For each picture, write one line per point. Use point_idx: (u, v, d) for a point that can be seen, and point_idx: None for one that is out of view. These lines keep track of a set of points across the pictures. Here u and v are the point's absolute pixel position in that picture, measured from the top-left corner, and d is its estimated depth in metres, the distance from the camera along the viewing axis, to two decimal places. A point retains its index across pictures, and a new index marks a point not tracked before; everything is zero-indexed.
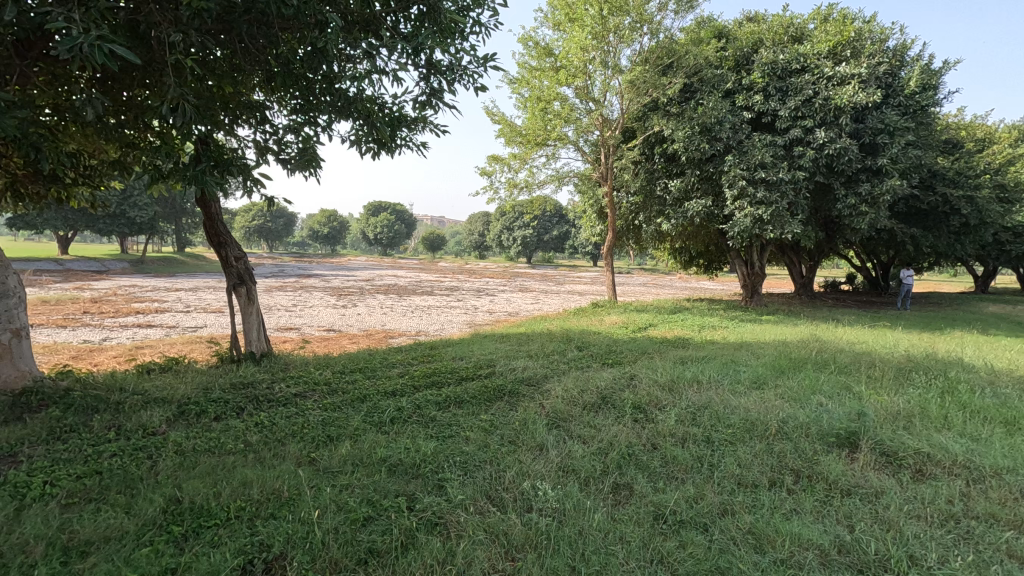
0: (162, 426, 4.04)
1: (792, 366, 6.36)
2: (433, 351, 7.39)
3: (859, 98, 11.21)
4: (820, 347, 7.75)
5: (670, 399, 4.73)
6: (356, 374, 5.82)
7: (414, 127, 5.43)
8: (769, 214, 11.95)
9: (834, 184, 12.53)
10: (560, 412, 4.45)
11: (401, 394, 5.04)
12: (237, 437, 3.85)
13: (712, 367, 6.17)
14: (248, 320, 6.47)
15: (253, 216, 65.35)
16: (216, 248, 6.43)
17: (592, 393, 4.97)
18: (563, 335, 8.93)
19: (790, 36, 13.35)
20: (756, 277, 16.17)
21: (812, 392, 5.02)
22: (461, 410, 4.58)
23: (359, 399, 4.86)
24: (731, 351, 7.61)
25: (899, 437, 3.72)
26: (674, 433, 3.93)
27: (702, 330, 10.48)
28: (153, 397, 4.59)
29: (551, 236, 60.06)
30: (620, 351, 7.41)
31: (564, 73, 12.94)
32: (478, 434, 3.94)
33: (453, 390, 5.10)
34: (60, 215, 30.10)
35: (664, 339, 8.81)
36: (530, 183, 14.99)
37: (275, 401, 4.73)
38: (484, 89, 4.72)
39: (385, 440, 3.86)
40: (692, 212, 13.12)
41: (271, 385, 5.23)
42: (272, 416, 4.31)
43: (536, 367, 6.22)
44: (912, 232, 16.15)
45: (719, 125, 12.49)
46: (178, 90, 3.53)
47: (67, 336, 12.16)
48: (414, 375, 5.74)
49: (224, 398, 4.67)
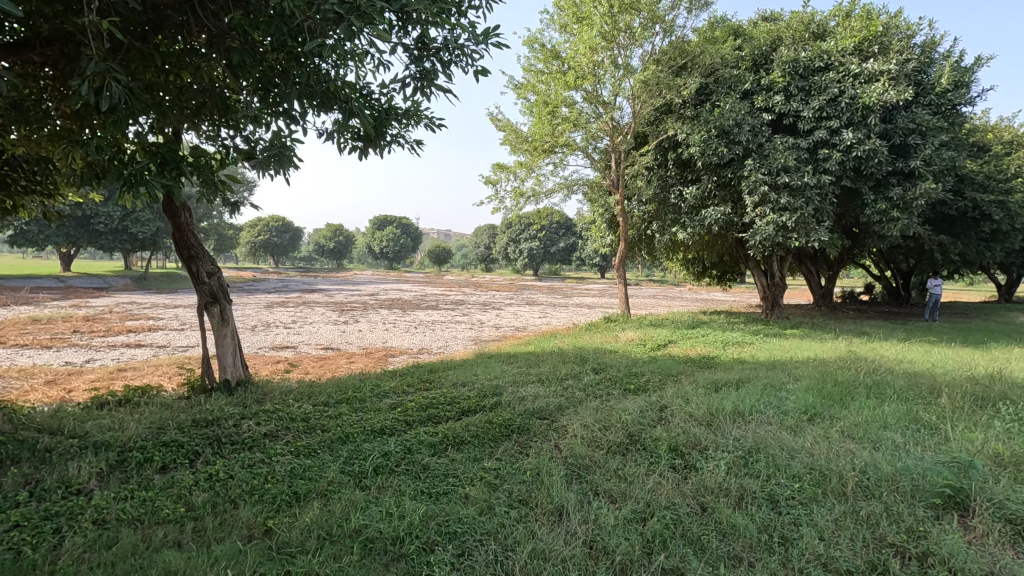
0: (91, 482, 3.28)
1: (842, 392, 5.53)
2: (432, 375, 6.61)
3: (889, 96, 10.45)
4: (864, 367, 6.91)
5: (711, 438, 3.93)
6: (341, 406, 5.03)
7: (406, 123, 4.77)
8: (793, 220, 11.15)
9: (863, 188, 11.73)
10: (581, 458, 3.65)
11: (391, 433, 4.26)
12: (179, 498, 3.09)
13: (751, 394, 5.34)
14: (222, 344, 5.71)
15: (260, 231, 65.32)
16: (187, 263, 5.69)
17: (615, 431, 4.19)
18: (576, 355, 8.14)
19: (811, 33, 12.56)
20: (777, 288, 15.30)
21: (882, 429, 4.19)
22: (461, 454, 3.80)
23: (339, 441, 4.08)
24: (764, 372, 6.79)
25: (1022, 495, 2.89)
26: (724, 487, 3.14)
27: (725, 347, 9.64)
28: (94, 440, 3.82)
29: (558, 247, 59.14)
30: (641, 373, 6.62)
31: (573, 75, 12.29)
32: (480, 491, 3.16)
33: (451, 428, 4.30)
34: (61, 232, 29.52)
35: (687, 359, 7.97)
36: (537, 192, 14.28)
37: (239, 444, 3.97)
38: (485, 71, 4.02)
39: (363, 500, 3.09)
40: (710, 220, 12.34)
41: (238, 423, 4.45)
42: (231, 467, 3.54)
43: (548, 395, 5.43)
44: (941, 240, 15.28)
45: (738, 127, 11.74)
46: (104, 65, 2.87)
47: (50, 357, 11.51)
48: (408, 407, 4.94)
49: (178, 441, 3.89)
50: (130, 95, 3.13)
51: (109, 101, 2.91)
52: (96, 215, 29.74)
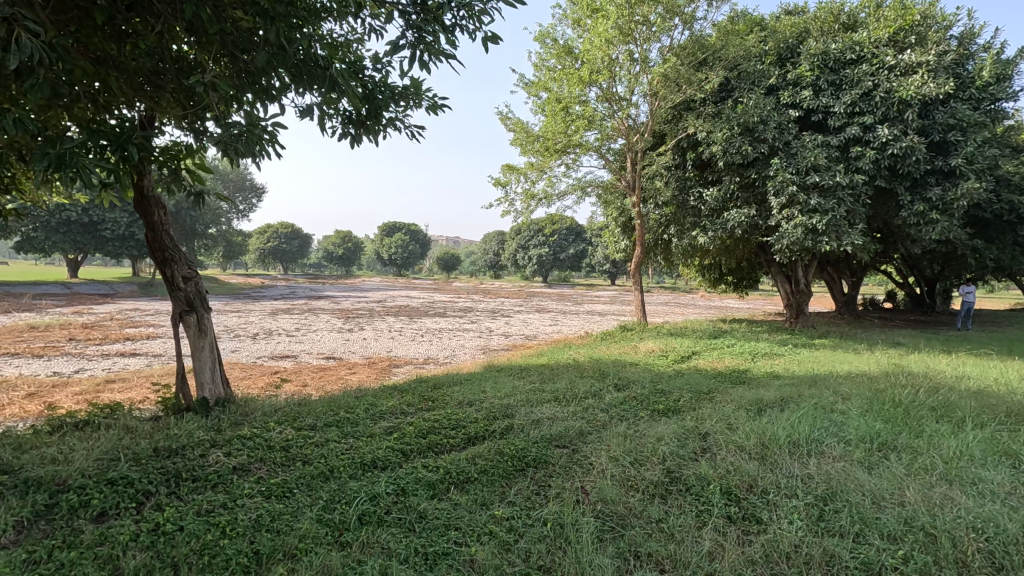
0: (8, 535, 2.64)
1: (905, 414, 4.78)
2: (435, 392, 5.94)
3: (928, 89, 9.70)
4: (918, 382, 6.15)
5: (768, 477, 3.22)
6: (331, 430, 4.38)
7: (404, 104, 4.20)
8: (825, 223, 10.38)
9: (898, 188, 10.98)
10: (612, 505, 2.96)
11: (383, 467, 3.60)
12: (108, 562, 2.44)
13: (800, 417, 4.64)
14: (199, 358, 5.07)
15: (268, 238, 65.19)
16: (161, 267, 5.06)
17: (651, 466, 3.49)
18: (594, 368, 7.44)
19: (841, 25, 11.81)
20: (802, 295, 14.48)
21: (974, 466, 3.45)
22: (466, 497, 3.13)
23: (322, 477, 3.42)
24: (807, 389, 6.05)
25: None
26: (802, 550, 2.45)
27: (755, 358, 8.89)
28: (26, 478, 3.18)
29: (568, 253, 58.51)
30: (669, 390, 5.92)
31: (587, 70, 11.66)
32: (488, 552, 2.50)
33: (453, 460, 3.62)
34: (67, 237, 28.92)
35: (717, 373, 7.21)
36: (549, 194, 13.63)
37: (201, 480, 3.32)
38: (493, 36, 3.42)
39: (340, 565, 2.42)
40: (733, 223, 11.65)
41: (205, 452, 3.79)
42: (183, 515, 2.88)
43: (567, 418, 4.75)
44: (974, 245, 14.43)
45: (763, 125, 11.04)
46: (10, 9, 2.28)
47: (38, 367, 10.94)
48: (406, 432, 4.27)
49: (127, 477, 3.25)
50: (50, 52, 2.53)
51: (18, 54, 2.32)
52: (102, 220, 29.44)
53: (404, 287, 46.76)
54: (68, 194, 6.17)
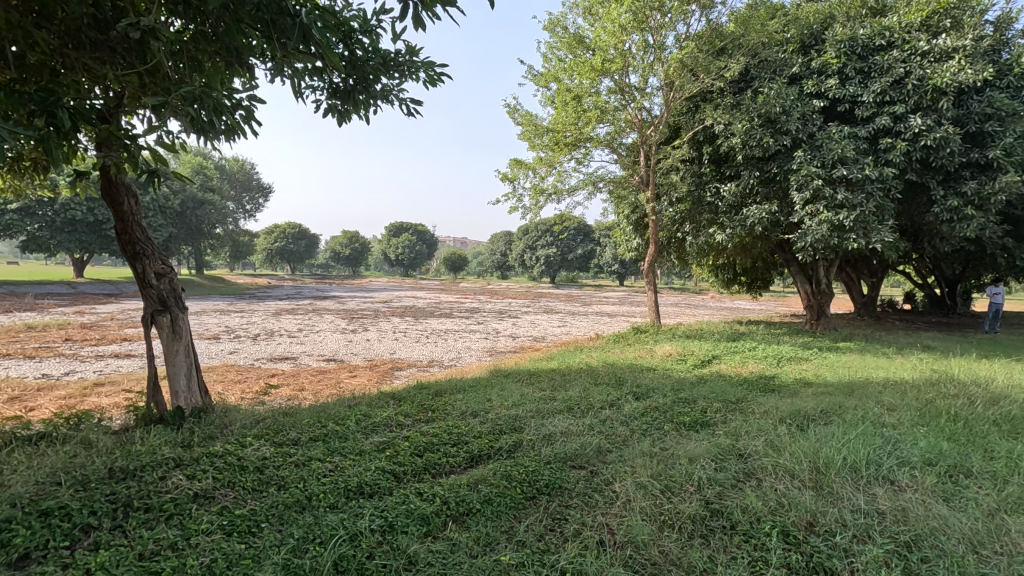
0: None
1: (970, 433, 4.16)
2: (435, 402, 5.39)
3: (965, 76, 9.06)
4: (971, 392, 5.52)
5: (831, 512, 2.67)
6: (316, 447, 3.87)
7: (402, 74, 3.73)
8: (852, 219, 9.72)
9: (930, 182, 10.34)
10: (644, 550, 2.43)
11: (372, 495, 3.08)
12: None
13: (848, 433, 4.03)
14: (173, 363, 4.60)
15: (277, 239, 65.12)
16: (130, 262, 4.58)
17: (686, 496, 2.95)
18: (610, 374, 6.85)
19: (868, 10, 11.17)
20: (824, 296, 13.80)
21: None
22: (465, 534, 2.61)
23: (297, 506, 2.91)
24: (848, 399, 5.44)
25: None
26: None
27: (781, 363, 8.26)
28: None
29: (576, 253, 57.91)
30: (694, 400, 5.33)
31: (599, 58, 11.08)
32: None
33: (452, 486, 3.10)
34: (72, 237, 28.58)
35: (744, 380, 6.59)
36: (559, 189, 13.06)
37: (153, 511, 2.80)
38: None
39: None
40: (753, 220, 10.97)
41: (166, 474, 3.27)
42: (122, 557, 2.35)
43: (583, 433, 4.21)
44: (1005, 244, 13.72)
45: (786, 116, 10.47)
46: None
47: (28, 369, 10.50)
48: (400, 450, 3.75)
49: (63, 509, 2.73)
50: None
51: None
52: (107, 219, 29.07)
53: (412, 287, 47.72)
54: (51, 187, 5.67)
